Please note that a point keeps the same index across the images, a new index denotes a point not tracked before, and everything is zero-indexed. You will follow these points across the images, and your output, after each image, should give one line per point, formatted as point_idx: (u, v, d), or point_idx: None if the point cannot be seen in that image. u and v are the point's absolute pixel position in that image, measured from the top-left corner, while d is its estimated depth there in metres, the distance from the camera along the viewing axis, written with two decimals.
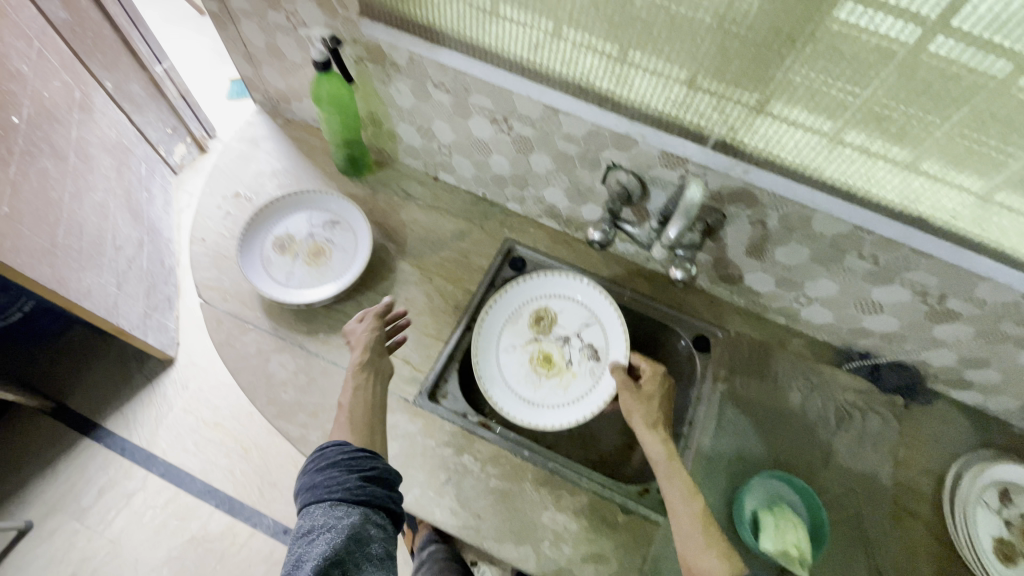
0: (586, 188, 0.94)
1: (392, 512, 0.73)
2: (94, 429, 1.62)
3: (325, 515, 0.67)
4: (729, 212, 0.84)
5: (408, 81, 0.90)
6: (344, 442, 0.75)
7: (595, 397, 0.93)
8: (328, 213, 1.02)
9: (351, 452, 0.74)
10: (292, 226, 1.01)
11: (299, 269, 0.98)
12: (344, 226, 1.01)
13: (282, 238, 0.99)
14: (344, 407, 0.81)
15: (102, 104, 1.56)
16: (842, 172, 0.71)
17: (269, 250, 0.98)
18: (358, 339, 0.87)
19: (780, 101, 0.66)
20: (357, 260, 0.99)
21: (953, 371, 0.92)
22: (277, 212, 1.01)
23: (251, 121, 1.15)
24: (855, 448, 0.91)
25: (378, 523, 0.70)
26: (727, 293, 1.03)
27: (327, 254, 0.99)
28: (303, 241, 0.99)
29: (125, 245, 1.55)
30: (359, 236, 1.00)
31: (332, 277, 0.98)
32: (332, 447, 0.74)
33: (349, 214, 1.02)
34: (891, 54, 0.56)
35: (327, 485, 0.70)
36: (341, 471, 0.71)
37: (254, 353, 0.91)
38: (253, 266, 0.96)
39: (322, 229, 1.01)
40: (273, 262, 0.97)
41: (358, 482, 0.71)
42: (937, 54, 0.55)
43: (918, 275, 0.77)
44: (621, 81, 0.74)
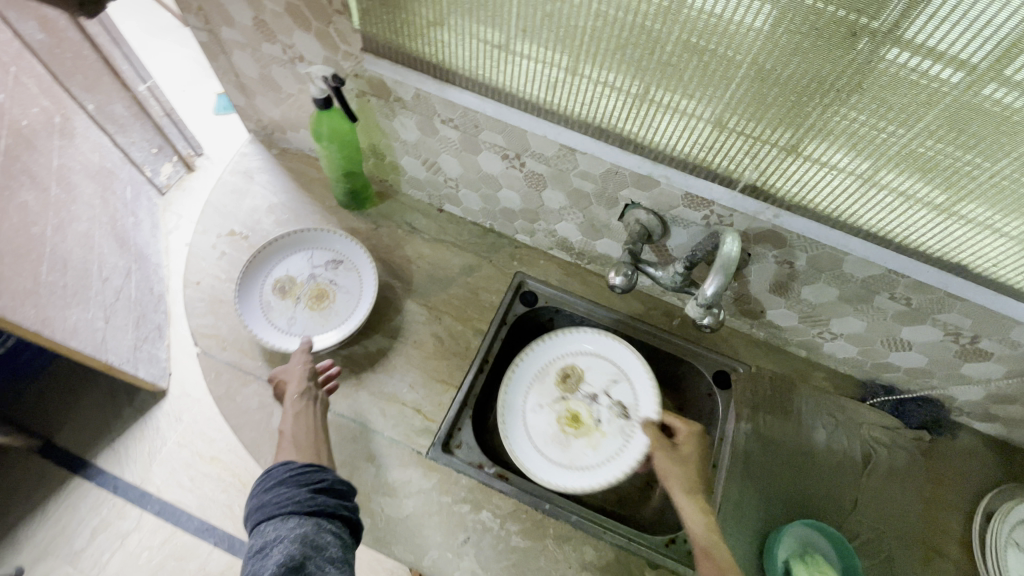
0: (602, 223, 0.90)
1: (348, 522, 0.71)
2: (85, 467, 1.56)
3: (277, 530, 0.65)
4: (754, 252, 0.80)
5: (413, 116, 0.85)
6: (288, 461, 0.73)
7: (628, 457, 0.88)
8: (330, 253, 0.97)
9: (298, 468, 0.72)
10: (292, 268, 0.96)
11: (301, 313, 0.93)
12: (348, 265, 0.97)
13: (281, 281, 0.94)
14: (286, 433, 0.78)
15: (84, 127, 1.48)
16: (876, 214, 0.67)
17: (269, 294, 0.93)
18: (294, 369, 0.85)
19: (814, 142, 0.62)
20: (362, 301, 0.94)
21: (980, 406, 0.90)
22: (276, 253, 0.96)
23: (243, 151, 1.09)
24: (883, 487, 0.89)
25: (336, 531, 0.67)
26: (747, 325, 0.99)
27: (330, 296, 0.94)
28: (305, 283, 0.95)
29: (112, 275, 1.48)
30: (363, 277, 0.96)
31: (337, 320, 0.93)
32: (280, 466, 0.73)
33: (353, 252, 0.97)
34: (943, 98, 0.52)
35: (277, 503, 0.68)
36: (290, 486, 0.70)
37: (257, 407, 0.86)
38: (252, 312, 0.91)
39: (325, 270, 0.96)
40: (274, 306, 0.92)
41: (309, 494, 0.69)
42: (991, 101, 0.51)
43: (952, 317, 0.74)
44: (644, 124, 0.70)
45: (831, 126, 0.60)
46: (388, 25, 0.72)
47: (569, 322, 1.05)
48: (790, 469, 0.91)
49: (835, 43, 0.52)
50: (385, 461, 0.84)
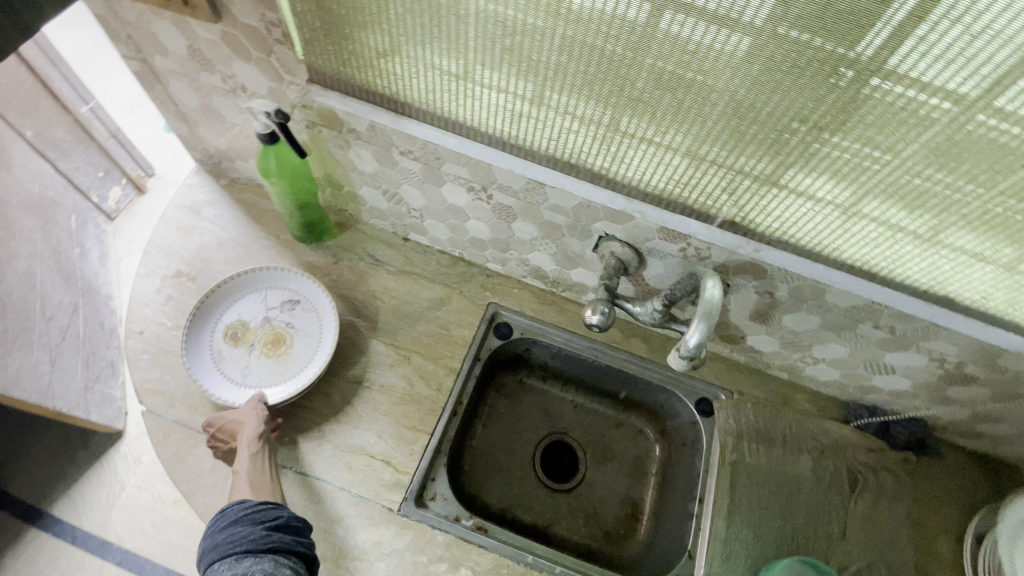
0: (576, 254, 0.85)
1: (306, 557, 0.70)
2: (36, 519, 1.44)
3: (232, 570, 0.66)
4: (734, 282, 0.77)
5: (369, 147, 0.79)
6: (243, 500, 0.72)
7: None
8: (286, 293, 0.91)
9: (254, 506, 0.71)
10: (245, 312, 0.90)
11: (256, 361, 0.88)
12: (306, 305, 0.91)
13: (232, 327, 0.89)
14: (241, 474, 0.74)
15: (22, 155, 1.36)
16: (858, 244, 0.64)
17: (220, 341, 0.88)
18: (247, 411, 0.80)
19: (793, 172, 0.58)
20: (322, 344, 0.89)
21: (964, 424, 0.88)
22: (226, 297, 0.90)
23: (188, 183, 1.01)
24: (871, 516, 0.84)
25: (293, 566, 0.67)
26: (729, 349, 0.97)
27: (287, 341, 0.89)
28: (260, 328, 0.89)
29: (57, 314, 1.37)
30: (322, 317, 0.90)
31: (297, 366, 0.88)
32: (234, 504, 0.71)
33: (310, 291, 0.91)
34: (931, 127, 0.49)
35: (232, 541, 0.69)
36: (245, 525, 0.69)
37: (211, 469, 0.80)
38: (202, 363, 0.85)
39: (281, 311, 0.91)
40: (226, 355, 0.87)
41: (263, 532, 0.69)
42: (981, 130, 0.47)
43: (937, 344, 0.72)
44: (615, 159, 0.66)
45: (815, 162, 0.56)
46: (335, 56, 0.67)
47: (545, 352, 1.01)
48: (775, 500, 0.84)
49: (817, 80, 0.48)
50: (355, 521, 0.78)
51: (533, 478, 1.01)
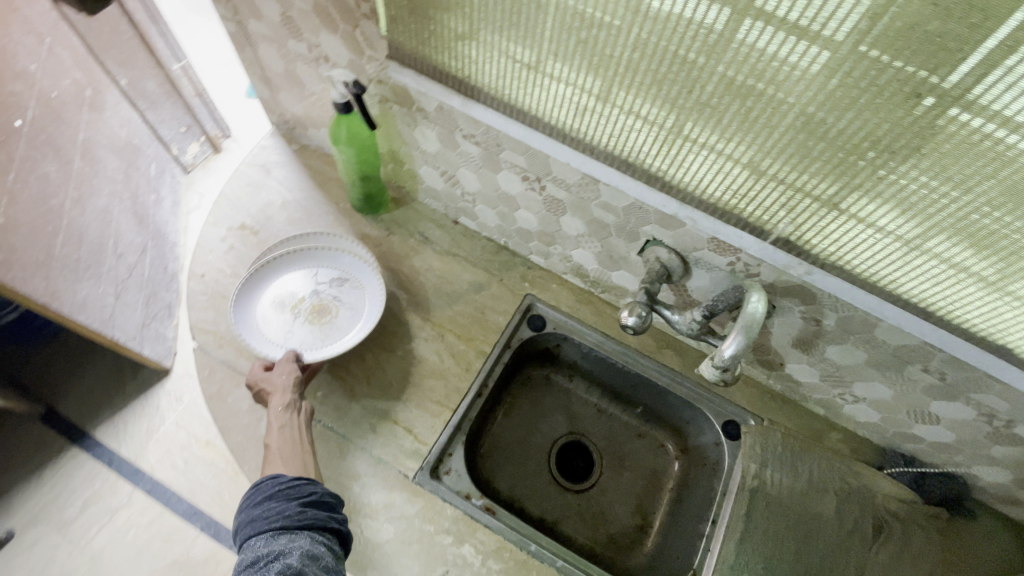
0: (620, 256, 0.86)
1: (339, 534, 0.70)
2: (81, 438, 1.55)
3: (268, 545, 0.64)
4: (780, 304, 0.75)
5: (434, 127, 0.82)
6: (277, 475, 0.72)
7: None
8: (336, 268, 0.94)
9: (288, 481, 0.71)
10: (294, 282, 0.92)
11: (298, 329, 0.89)
12: (354, 282, 0.93)
13: (280, 295, 0.91)
14: (273, 445, 0.77)
15: (113, 102, 1.50)
16: (917, 281, 0.62)
17: (267, 308, 0.90)
18: (278, 380, 0.82)
19: (857, 198, 0.57)
20: (366, 319, 0.90)
21: (1005, 488, 0.84)
22: (277, 266, 0.92)
23: (263, 144, 1.08)
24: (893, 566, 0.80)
25: (328, 542, 0.67)
26: (765, 375, 0.94)
27: (331, 312, 0.91)
28: (306, 298, 0.91)
29: (127, 252, 1.49)
30: (370, 296, 0.93)
31: (338, 337, 0.89)
32: (268, 481, 0.72)
33: (359, 269, 0.94)
34: (1013, 168, 0.47)
35: (267, 517, 0.67)
36: (280, 501, 0.69)
37: (247, 410, 0.85)
38: (249, 326, 0.87)
39: (328, 285, 0.93)
40: (272, 321, 0.89)
41: (298, 508, 0.69)
42: None
43: (989, 398, 0.69)
44: (674, 163, 0.66)
45: (882, 187, 0.55)
46: (415, 35, 0.70)
47: (576, 350, 1.01)
48: (792, 534, 0.81)
49: (894, 102, 0.47)
50: (371, 481, 0.81)
51: (545, 473, 1.02)
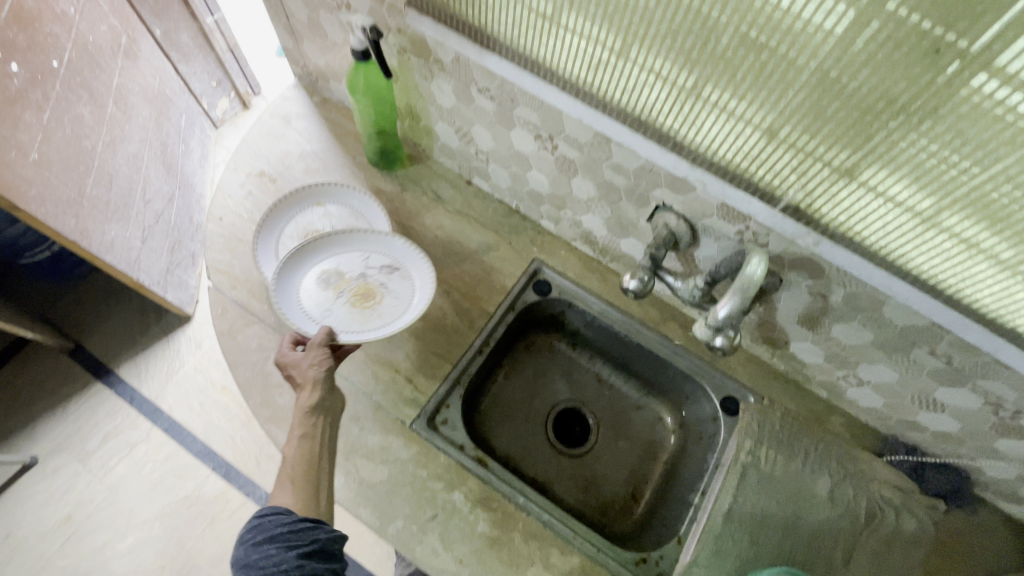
0: (629, 222, 0.85)
1: None
2: (105, 375, 1.62)
3: None
4: (788, 278, 0.74)
5: (451, 80, 0.82)
6: (282, 513, 0.70)
7: None
8: (387, 254, 0.91)
9: (292, 525, 0.69)
10: (343, 262, 0.90)
11: (338, 309, 0.87)
12: (404, 271, 0.90)
13: (326, 272, 0.89)
14: (288, 460, 0.75)
15: (148, 51, 1.52)
16: (930, 258, 0.60)
17: (312, 283, 0.88)
18: (307, 373, 0.79)
19: (873, 168, 0.56)
20: (410, 312, 0.87)
21: (1007, 484, 0.83)
22: (330, 244, 0.90)
23: (286, 95, 1.09)
24: (881, 550, 0.80)
25: None
26: (769, 354, 0.93)
27: (376, 297, 0.88)
28: (353, 280, 0.89)
29: (155, 199, 1.53)
30: (417, 287, 0.89)
31: (378, 324, 0.86)
32: (272, 517, 0.70)
33: (412, 259, 0.91)
34: None
35: (263, 565, 0.66)
36: (279, 548, 0.67)
37: (255, 349, 0.88)
38: (290, 297, 0.86)
39: (378, 270, 0.90)
40: (313, 297, 0.87)
41: (296, 561, 0.67)
42: None
43: (996, 386, 0.67)
44: (687, 122, 0.64)
45: (899, 155, 0.53)
46: None
47: (580, 318, 1.02)
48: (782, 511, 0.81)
49: (914, 58, 0.46)
50: (369, 425, 0.84)
51: (541, 436, 1.03)
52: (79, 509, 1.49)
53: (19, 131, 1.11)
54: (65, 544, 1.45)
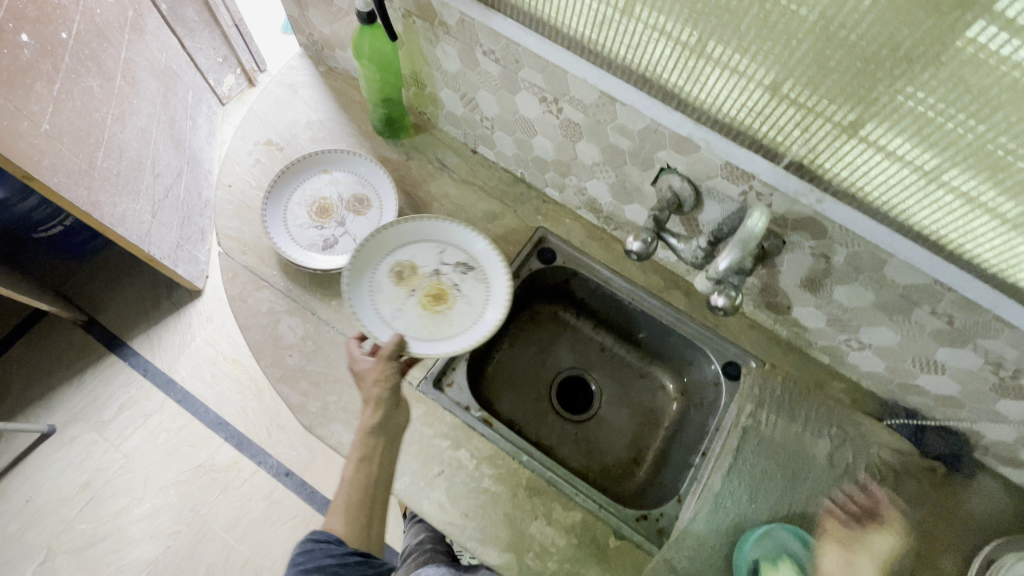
0: (634, 187, 0.85)
1: None
2: (119, 347, 1.66)
3: None
4: (791, 240, 0.74)
5: (456, 43, 0.82)
6: (332, 544, 0.74)
7: None
8: (463, 254, 0.90)
9: (339, 558, 0.73)
10: (419, 257, 0.90)
11: (410, 307, 0.87)
12: (479, 274, 0.89)
13: (401, 265, 0.89)
14: (345, 482, 0.75)
15: (155, 26, 1.52)
16: (933, 216, 0.60)
17: (384, 275, 0.88)
18: (371, 390, 0.78)
19: (877, 124, 0.56)
20: (483, 320, 0.87)
21: (1007, 447, 0.83)
22: (407, 237, 0.90)
23: (292, 65, 1.09)
24: (881, 512, 0.83)
25: None
26: (771, 320, 0.94)
27: (451, 299, 0.88)
28: (427, 278, 0.89)
29: (164, 173, 1.55)
30: (491, 293, 0.88)
31: (449, 331, 0.86)
32: (321, 546, 0.74)
33: (489, 261, 0.89)
34: None
35: None
36: None
37: (266, 313, 0.90)
38: (363, 292, 0.86)
39: (454, 270, 0.89)
40: (385, 292, 0.87)
41: None
42: None
43: (997, 345, 0.68)
44: (690, 78, 0.64)
45: (902, 109, 0.53)
46: None
47: (585, 287, 1.03)
48: (782, 473, 0.84)
49: (916, 4, 0.46)
50: None
51: (546, 402, 1.05)
52: (96, 476, 1.53)
53: (30, 103, 1.13)
54: (83, 509, 1.50)
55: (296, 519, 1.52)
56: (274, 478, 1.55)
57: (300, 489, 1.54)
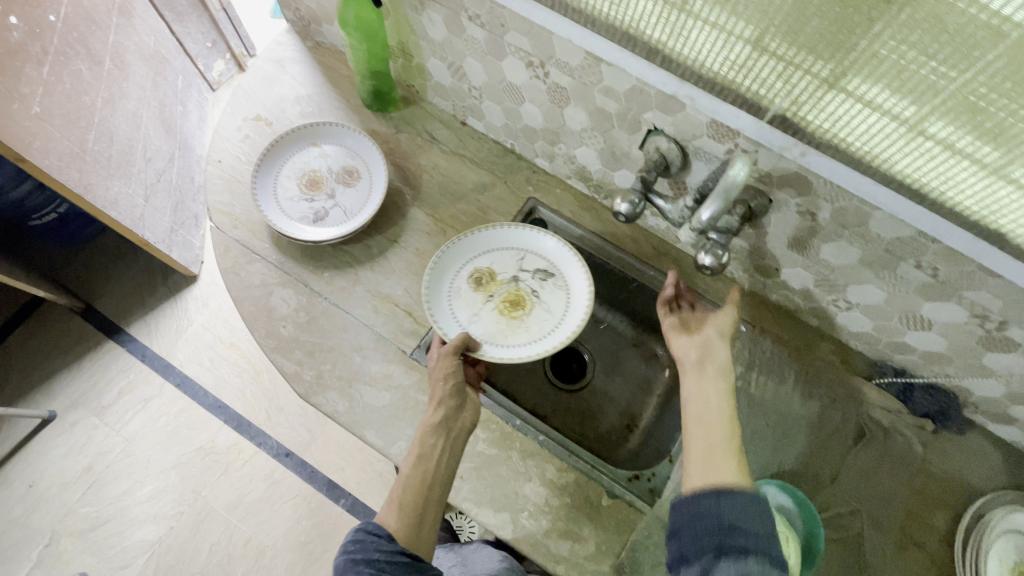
0: (622, 151, 0.86)
1: None
2: (117, 333, 1.66)
3: None
4: (777, 198, 0.75)
5: (442, 10, 0.82)
6: (381, 537, 0.67)
7: None
8: (543, 262, 0.92)
9: (389, 553, 0.66)
10: (498, 264, 0.92)
11: (488, 311, 0.88)
12: (558, 282, 0.90)
13: (480, 271, 0.91)
14: (401, 478, 0.73)
15: (143, 10, 1.50)
16: (915, 166, 0.60)
17: (463, 280, 0.90)
18: (436, 386, 0.79)
19: (857, 73, 0.56)
20: (560, 327, 0.86)
21: (997, 404, 0.83)
22: (486, 244, 0.92)
23: (279, 40, 1.09)
24: (869, 468, 0.85)
25: None
26: (760, 285, 0.94)
27: (528, 305, 0.89)
28: (506, 284, 0.90)
29: (156, 158, 1.55)
30: (570, 301, 0.88)
31: (525, 336, 0.87)
32: (372, 538, 0.67)
33: (569, 268, 0.90)
34: (1004, 38, 0.47)
35: None
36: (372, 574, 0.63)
37: (258, 285, 0.91)
38: (441, 295, 0.88)
39: (533, 278, 0.91)
40: (463, 296, 0.89)
41: None
42: None
43: (981, 296, 0.68)
44: (674, 33, 0.64)
45: (881, 57, 0.54)
46: None
47: None
48: (770, 431, 0.86)
49: None
50: (371, 354, 0.87)
51: (540, 372, 1.06)
52: (98, 460, 1.55)
53: (20, 84, 1.12)
54: (86, 492, 1.52)
55: (296, 499, 1.53)
56: (274, 458, 1.56)
57: (300, 469, 1.56)
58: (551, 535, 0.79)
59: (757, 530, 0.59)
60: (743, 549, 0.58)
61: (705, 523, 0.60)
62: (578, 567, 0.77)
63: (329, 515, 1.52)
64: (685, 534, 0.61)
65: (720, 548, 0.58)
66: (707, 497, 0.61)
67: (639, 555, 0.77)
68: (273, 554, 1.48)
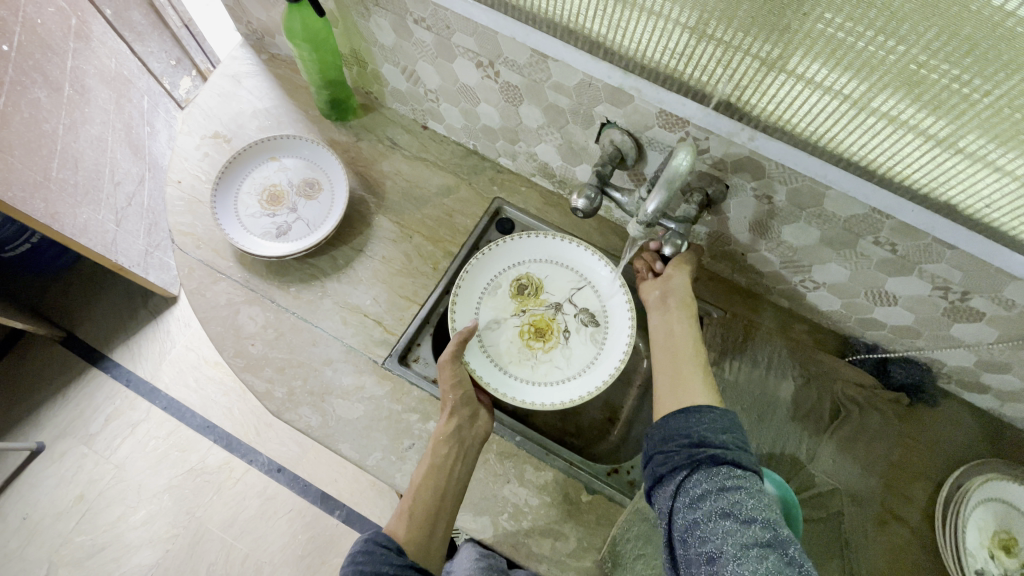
0: (580, 146, 0.85)
1: None
2: (99, 360, 1.65)
3: None
4: (734, 182, 0.75)
5: (387, 15, 0.81)
6: (390, 550, 0.67)
7: None
8: (594, 306, 0.91)
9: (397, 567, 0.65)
10: (549, 283, 0.92)
11: (511, 325, 0.90)
12: (594, 335, 0.89)
13: (530, 282, 0.92)
14: (414, 487, 0.74)
15: (101, 32, 1.46)
16: (862, 144, 0.60)
17: (508, 281, 0.92)
18: (445, 384, 0.79)
19: (797, 53, 0.56)
20: (565, 384, 0.87)
21: (970, 373, 0.83)
22: (546, 257, 0.93)
23: (234, 55, 1.07)
24: (846, 445, 0.85)
25: None
26: (729, 270, 0.95)
27: (551, 342, 0.89)
28: (545, 308, 0.91)
29: (124, 181, 1.55)
30: (592, 364, 0.87)
31: (528, 371, 0.88)
32: (382, 551, 0.67)
33: (615, 315, 0.89)
34: (938, 6, 0.46)
35: None
36: None
37: (225, 305, 0.90)
38: (478, 281, 0.91)
39: (575, 316, 0.91)
40: (500, 296, 0.91)
41: None
42: (993, 4, 0.44)
43: (940, 268, 0.68)
44: (613, 25, 0.64)
45: (816, 37, 0.54)
46: None
47: None
48: (745, 415, 0.87)
49: None
50: (342, 366, 0.87)
51: None
52: (89, 488, 1.54)
53: None
54: (80, 521, 1.51)
55: (291, 513, 1.53)
56: (266, 474, 1.56)
57: (294, 483, 1.55)
58: (532, 535, 0.79)
59: (725, 441, 0.63)
60: (713, 458, 0.61)
61: (676, 442, 0.65)
62: (560, 564, 0.78)
63: (324, 527, 1.52)
64: (656, 455, 0.66)
65: (692, 461, 0.62)
66: (675, 418, 0.66)
67: (620, 548, 0.77)
68: (271, 570, 1.48)
